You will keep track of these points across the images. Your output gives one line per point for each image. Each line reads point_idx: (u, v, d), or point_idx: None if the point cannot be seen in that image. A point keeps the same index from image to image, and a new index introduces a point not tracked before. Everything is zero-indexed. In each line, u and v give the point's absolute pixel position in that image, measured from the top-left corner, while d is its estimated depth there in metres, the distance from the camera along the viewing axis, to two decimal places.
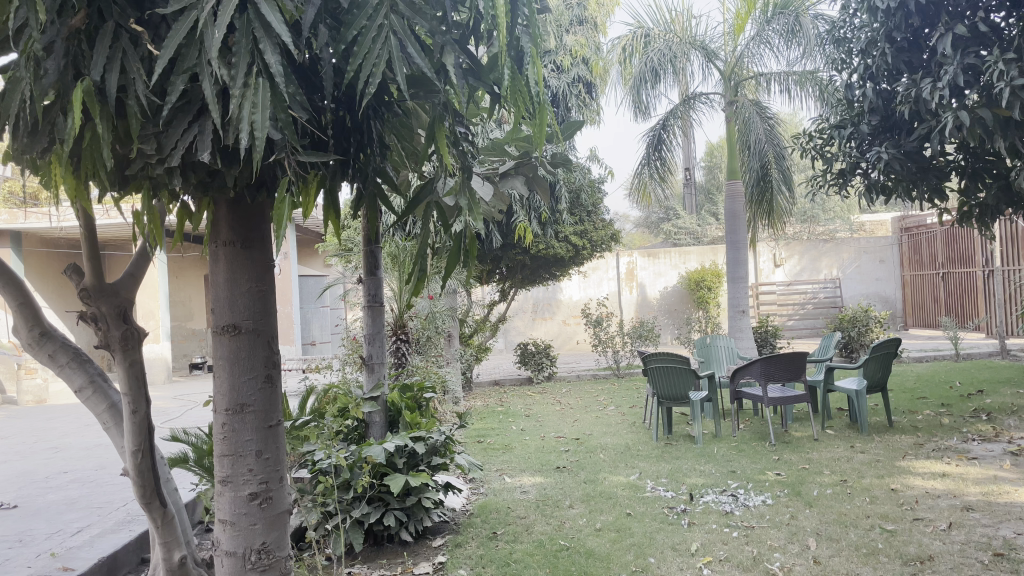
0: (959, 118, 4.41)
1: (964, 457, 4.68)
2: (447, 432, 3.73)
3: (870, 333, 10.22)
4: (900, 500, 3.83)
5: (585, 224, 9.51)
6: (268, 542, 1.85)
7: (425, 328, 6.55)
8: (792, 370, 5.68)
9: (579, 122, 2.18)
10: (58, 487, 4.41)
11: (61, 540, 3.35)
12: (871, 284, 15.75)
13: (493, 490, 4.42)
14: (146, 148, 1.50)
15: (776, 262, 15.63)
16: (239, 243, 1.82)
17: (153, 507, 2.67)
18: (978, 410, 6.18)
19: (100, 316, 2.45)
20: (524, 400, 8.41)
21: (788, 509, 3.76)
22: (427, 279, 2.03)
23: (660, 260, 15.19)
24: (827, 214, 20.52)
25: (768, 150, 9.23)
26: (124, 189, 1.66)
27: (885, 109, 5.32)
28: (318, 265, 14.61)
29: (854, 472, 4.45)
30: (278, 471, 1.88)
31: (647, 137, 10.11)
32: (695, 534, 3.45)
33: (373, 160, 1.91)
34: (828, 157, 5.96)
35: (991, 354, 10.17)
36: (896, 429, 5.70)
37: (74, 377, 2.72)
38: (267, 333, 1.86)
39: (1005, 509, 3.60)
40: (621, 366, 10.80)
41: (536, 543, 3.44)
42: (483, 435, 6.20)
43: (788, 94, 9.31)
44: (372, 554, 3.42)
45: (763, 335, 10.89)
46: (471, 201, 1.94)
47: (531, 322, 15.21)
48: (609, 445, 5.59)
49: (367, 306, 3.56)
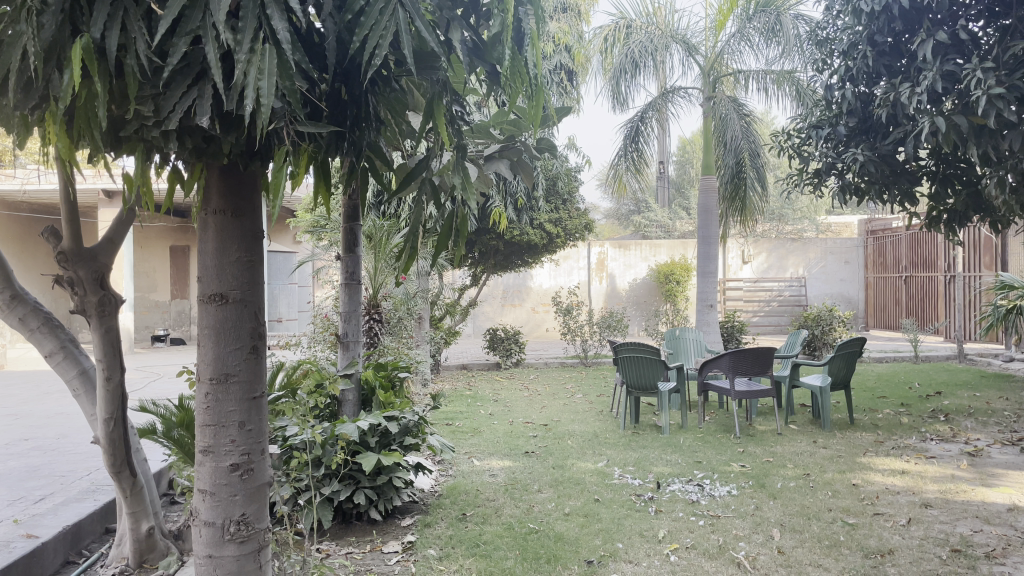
0: (936, 124, 4.53)
1: (923, 456, 4.81)
2: (420, 412, 3.72)
3: (834, 332, 10.40)
4: (862, 495, 3.92)
5: (560, 212, 9.55)
6: (247, 514, 1.84)
7: (398, 309, 6.52)
8: (759, 363, 5.75)
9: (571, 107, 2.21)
10: (18, 455, 4.31)
11: (23, 508, 3.29)
12: (835, 284, 16.01)
13: (461, 472, 4.44)
14: (143, 110, 1.48)
15: (744, 258, 15.80)
16: (229, 213, 1.79)
17: (122, 476, 2.65)
18: (936, 410, 6.34)
19: (77, 281, 2.40)
20: (492, 385, 8.43)
21: (752, 500, 3.83)
22: (418, 256, 2.00)
23: (631, 252, 15.33)
24: (795, 213, 20.82)
25: (743, 147, 9.26)
26: (115, 150, 1.63)
27: (863, 112, 5.41)
28: (288, 241, 14.42)
29: (817, 466, 4.54)
30: (261, 444, 1.87)
31: (625, 128, 10.14)
32: (661, 522, 3.50)
33: (368, 135, 1.90)
34: (804, 157, 6.03)
35: (948, 357, 10.44)
36: (857, 426, 5.82)
37: (44, 342, 2.67)
38: (254, 305, 1.84)
39: (961, 507, 3.71)
40: (588, 355, 10.87)
41: (505, 526, 3.46)
42: (452, 418, 6.20)
43: (765, 92, 9.39)
44: (340, 531, 3.43)
45: (729, 330, 11.03)
46: (466, 179, 1.93)
47: (500, 309, 15.22)
48: (578, 432, 5.64)
49: (345, 283, 3.53)
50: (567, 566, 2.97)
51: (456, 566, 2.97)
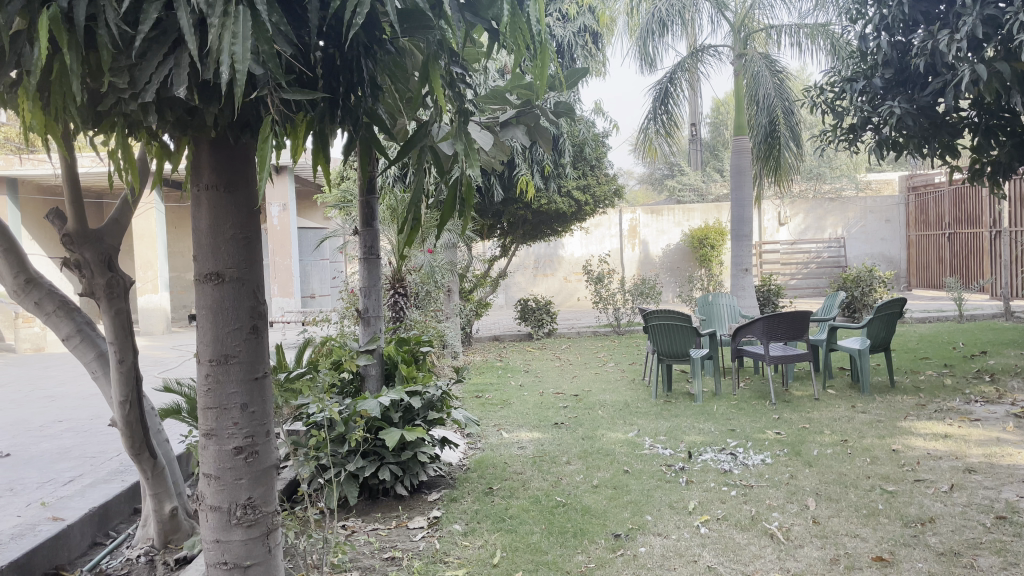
0: (976, 72, 4.35)
1: (967, 419, 4.64)
2: (445, 386, 3.66)
3: (874, 293, 10.13)
4: (901, 461, 3.79)
5: (588, 178, 9.38)
6: (254, 497, 1.79)
7: (425, 283, 6.48)
8: (795, 328, 5.59)
9: (585, 69, 2.08)
10: (52, 437, 4.37)
11: (52, 490, 3.32)
12: (875, 244, 15.61)
13: (490, 445, 4.40)
14: (118, 82, 1.40)
15: (780, 220, 15.54)
16: (222, 187, 1.72)
17: (142, 459, 2.63)
18: (982, 371, 6.14)
19: (83, 263, 2.36)
20: (523, 356, 8.38)
21: (787, 468, 3.72)
22: (420, 229, 1.91)
23: (663, 217, 15.07)
24: (833, 171, 20.32)
25: (776, 105, 9.03)
26: (98, 126, 1.56)
27: (900, 62, 5.16)
28: (318, 217, 14.45)
29: (855, 432, 4.41)
30: (265, 425, 1.81)
31: (653, 90, 9.90)
32: (692, 493, 3.42)
33: (364, 102, 1.81)
34: (838, 112, 5.80)
35: (994, 315, 10.13)
36: (898, 389, 5.65)
37: (61, 326, 2.65)
38: (252, 283, 1.78)
39: (1007, 472, 3.57)
40: (621, 323, 10.77)
41: (532, 499, 3.41)
42: (482, 390, 6.17)
43: (799, 47, 9.12)
44: (367, 507, 3.41)
45: (765, 294, 10.81)
46: (469, 146, 1.83)
47: (532, 279, 15.16)
48: (608, 402, 5.57)
49: (364, 258, 3.48)
50: (593, 540, 2.90)
51: (481, 543, 2.93)
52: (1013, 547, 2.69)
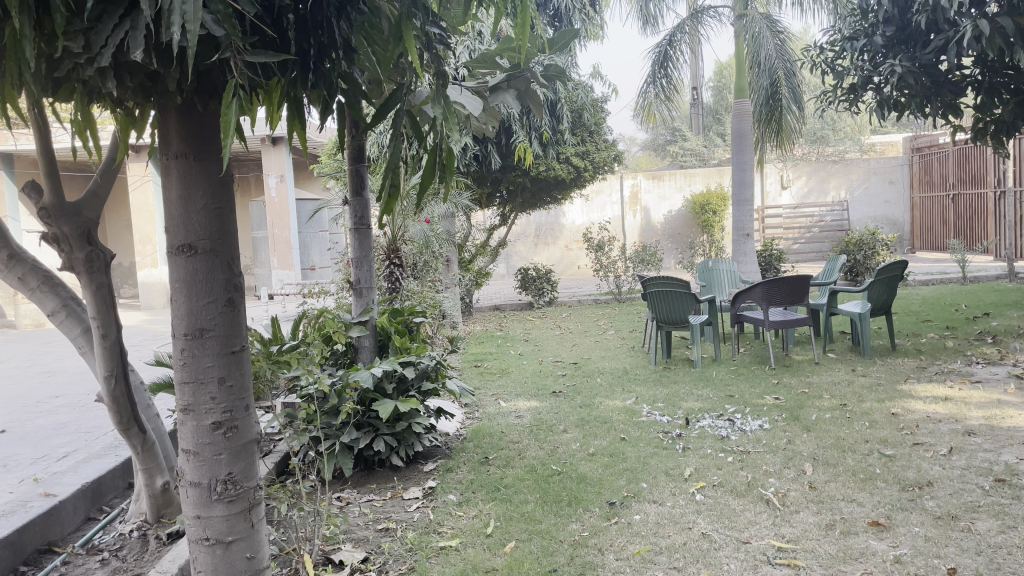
0: (979, 28, 4.26)
1: (968, 381, 4.60)
2: (439, 356, 3.62)
3: (876, 257, 10.06)
4: (900, 425, 3.76)
5: (587, 144, 9.27)
6: (234, 472, 1.77)
7: (422, 253, 6.44)
8: (794, 292, 5.54)
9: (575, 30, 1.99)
10: (48, 412, 4.37)
11: (45, 466, 3.31)
12: (879, 207, 15.46)
13: (487, 414, 4.38)
14: (72, 47, 1.33)
15: (782, 184, 15.27)
16: (192, 155, 1.67)
17: (131, 434, 2.60)
18: (983, 332, 6.10)
19: (62, 237, 2.31)
20: (524, 325, 8.36)
21: (785, 433, 3.70)
22: (399, 196, 1.85)
23: (665, 183, 14.93)
24: (837, 133, 20.15)
25: (778, 67, 8.89)
26: (57, 93, 1.50)
27: (901, 19, 5.04)
28: (316, 188, 14.37)
29: (854, 396, 4.38)
30: (244, 400, 1.78)
31: (653, 54, 9.75)
32: (689, 459, 3.39)
33: (338, 66, 1.74)
34: (839, 72, 5.69)
35: (998, 277, 10.06)
36: (898, 351, 5.63)
37: (45, 301, 2.59)
38: (226, 255, 1.74)
39: (1007, 433, 3.54)
40: (622, 291, 10.73)
41: (528, 468, 3.39)
42: (481, 360, 6.17)
43: (800, 7, 8.97)
44: (362, 478, 3.40)
45: (767, 259, 10.74)
46: (447, 109, 1.77)
47: (533, 247, 15.10)
48: (607, 369, 5.55)
49: (354, 229, 3.41)
50: (588, 508, 2.89)
51: (476, 512, 2.91)
52: (1011, 510, 2.66)
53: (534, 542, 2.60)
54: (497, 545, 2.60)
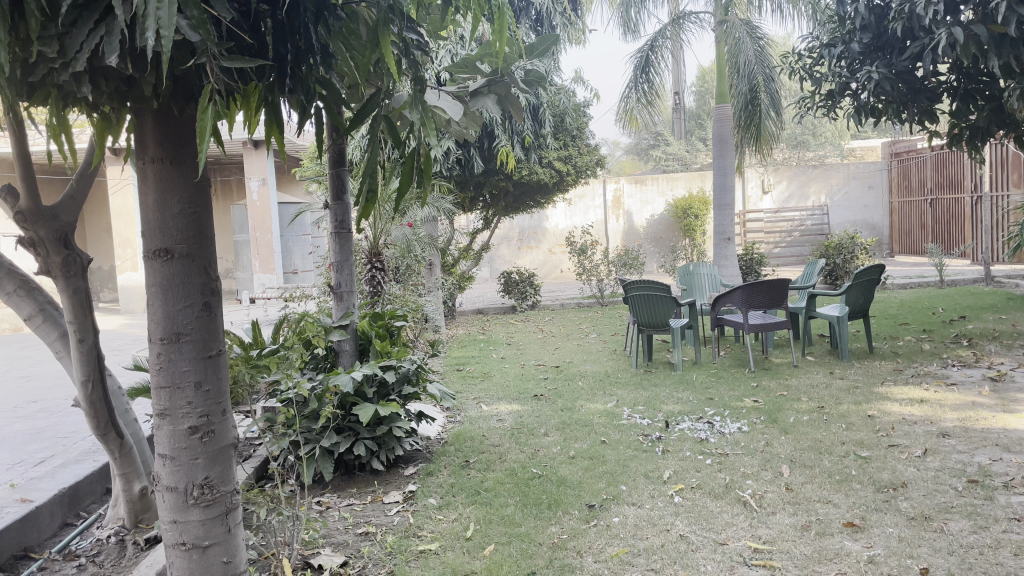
0: (953, 35, 4.33)
1: (944, 383, 4.66)
2: (419, 360, 3.63)
3: (856, 261, 10.16)
4: (876, 427, 3.80)
5: (569, 149, 9.30)
6: (210, 477, 1.77)
7: (403, 257, 6.43)
8: (775, 296, 5.57)
9: (555, 37, 2.00)
10: (24, 418, 4.32)
11: (22, 471, 3.29)
12: (858, 211, 15.62)
13: (468, 418, 4.39)
14: (47, 52, 1.33)
15: (764, 188, 15.37)
16: (168, 159, 1.68)
17: (108, 439, 2.59)
18: (959, 336, 6.17)
19: (38, 241, 2.30)
20: (506, 329, 8.37)
21: (763, 436, 3.73)
22: (377, 201, 1.85)
23: (648, 187, 15.01)
24: (817, 138, 20.34)
25: (757, 73, 8.92)
26: (31, 97, 1.50)
27: (878, 27, 5.10)
28: (298, 192, 14.32)
29: (832, 398, 4.43)
30: (220, 404, 1.78)
31: (635, 58, 9.80)
32: (668, 462, 3.42)
33: (315, 72, 1.74)
34: (817, 78, 5.75)
35: (975, 280, 10.19)
36: (876, 355, 5.69)
37: (22, 306, 2.57)
38: (202, 259, 1.74)
39: (981, 435, 3.59)
40: (605, 294, 10.77)
41: (507, 471, 3.40)
42: (463, 364, 6.17)
43: (779, 13, 9.06)
44: (342, 483, 3.39)
45: (748, 263, 10.81)
46: (425, 115, 1.78)
47: (517, 251, 15.13)
48: (588, 373, 5.57)
49: (334, 233, 3.39)
50: (568, 511, 2.90)
51: (455, 516, 2.92)
52: (983, 511, 2.70)
53: (513, 545, 2.61)
54: (476, 548, 2.61)
